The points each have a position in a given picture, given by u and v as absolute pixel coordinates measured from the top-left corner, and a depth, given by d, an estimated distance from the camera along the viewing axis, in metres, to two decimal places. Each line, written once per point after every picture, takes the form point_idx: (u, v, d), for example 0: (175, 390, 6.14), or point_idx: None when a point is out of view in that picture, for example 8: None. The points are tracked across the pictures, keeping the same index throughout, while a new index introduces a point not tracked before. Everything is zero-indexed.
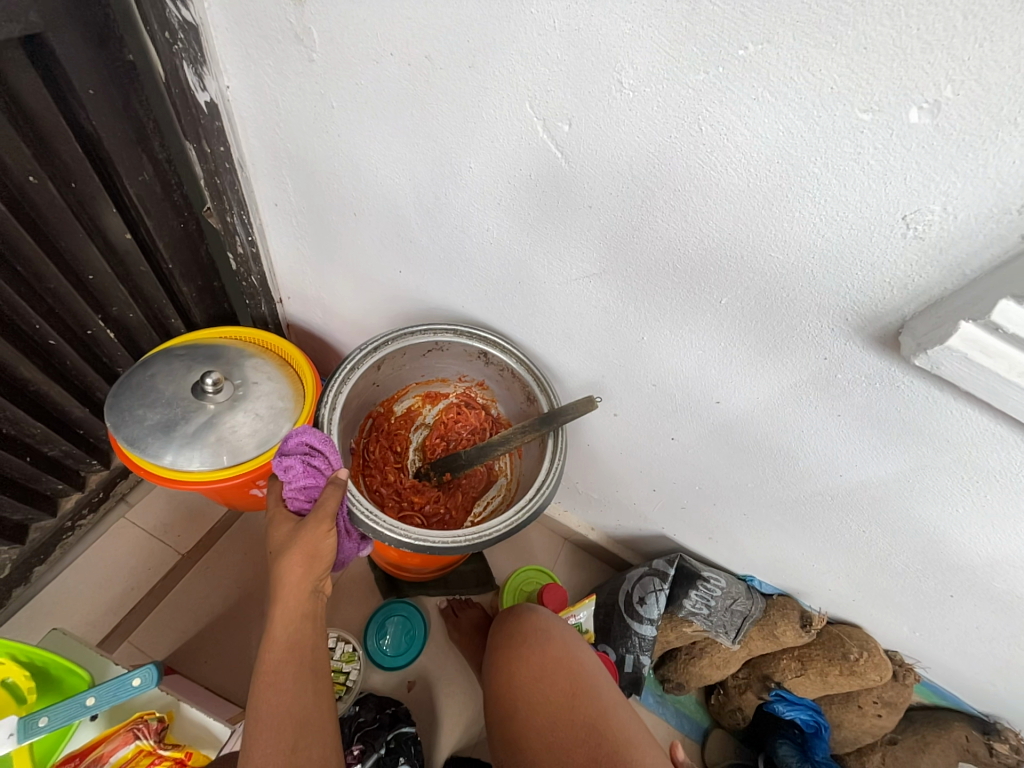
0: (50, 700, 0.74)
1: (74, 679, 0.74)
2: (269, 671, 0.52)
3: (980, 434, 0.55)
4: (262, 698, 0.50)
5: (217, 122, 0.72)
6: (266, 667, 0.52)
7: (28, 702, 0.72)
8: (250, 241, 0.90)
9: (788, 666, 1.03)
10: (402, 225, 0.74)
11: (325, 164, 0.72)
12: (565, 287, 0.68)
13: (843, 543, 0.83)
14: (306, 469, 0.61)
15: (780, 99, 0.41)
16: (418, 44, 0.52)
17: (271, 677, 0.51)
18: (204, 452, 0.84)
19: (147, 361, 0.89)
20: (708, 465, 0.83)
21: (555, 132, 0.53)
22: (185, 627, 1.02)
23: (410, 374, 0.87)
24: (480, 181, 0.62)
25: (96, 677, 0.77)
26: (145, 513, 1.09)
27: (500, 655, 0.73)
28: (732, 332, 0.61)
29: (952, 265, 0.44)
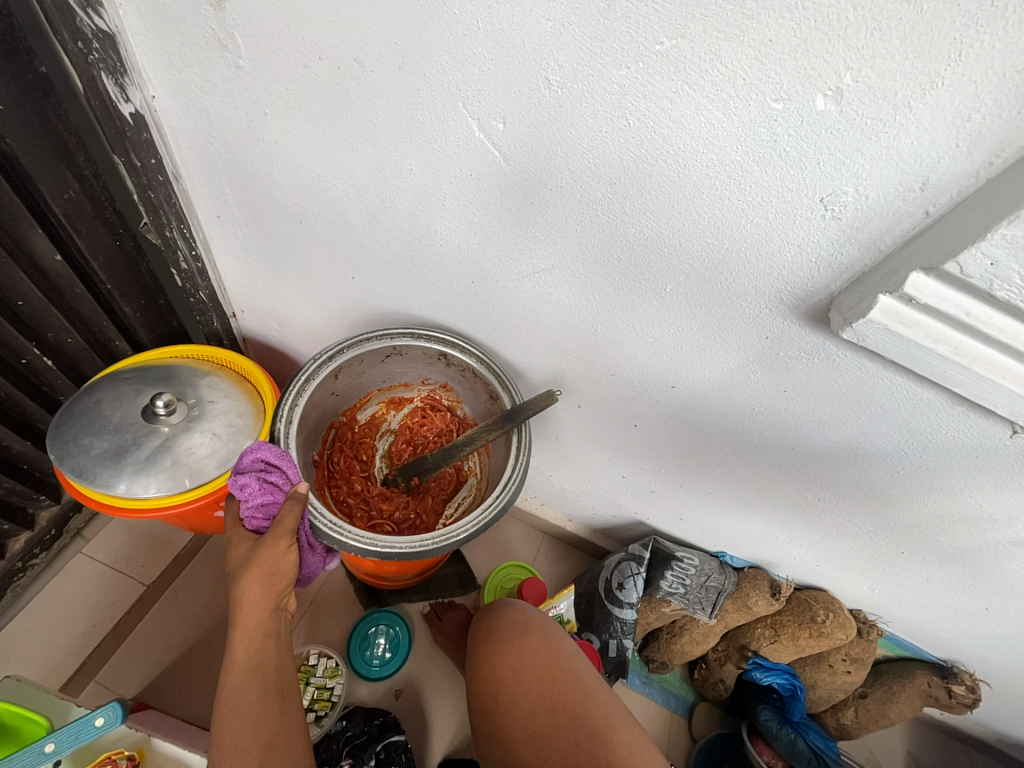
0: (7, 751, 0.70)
1: (31, 727, 0.71)
2: (231, 695, 0.51)
3: (911, 399, 0.58)
4: (226, 723, 0.49)
5: (145, 134, 0.69)
6: (229, 691, 0.51)
7: None
8: (194, 256, 0.86)
9: (762, 635, 1.07)
10: (350, 231, 0.73)
11: (265, 173, 0.70)
12: (518, 284, 0.69)
13: (803, 512, 0.86)
14: (262, 486, 0.60)
15: (700, 93, 0.43)
16: (346, 46, 0.52)
17: (233, 701, 0.50)
18: (159, 476, 0.81)
19: (92, 387, 0.85)
20: (671, 447, 0.86)
21: (491, 131, 0.53)
22: (156, 660, 0.98)
23: (370, 381, 0.86)
24: (423, 183, 0.62)
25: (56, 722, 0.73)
26: (104, 545, 1.05)
27: (479, 649, 0.72)
28: (679, 317, 0.63)
29: (868, 241, 0.47)
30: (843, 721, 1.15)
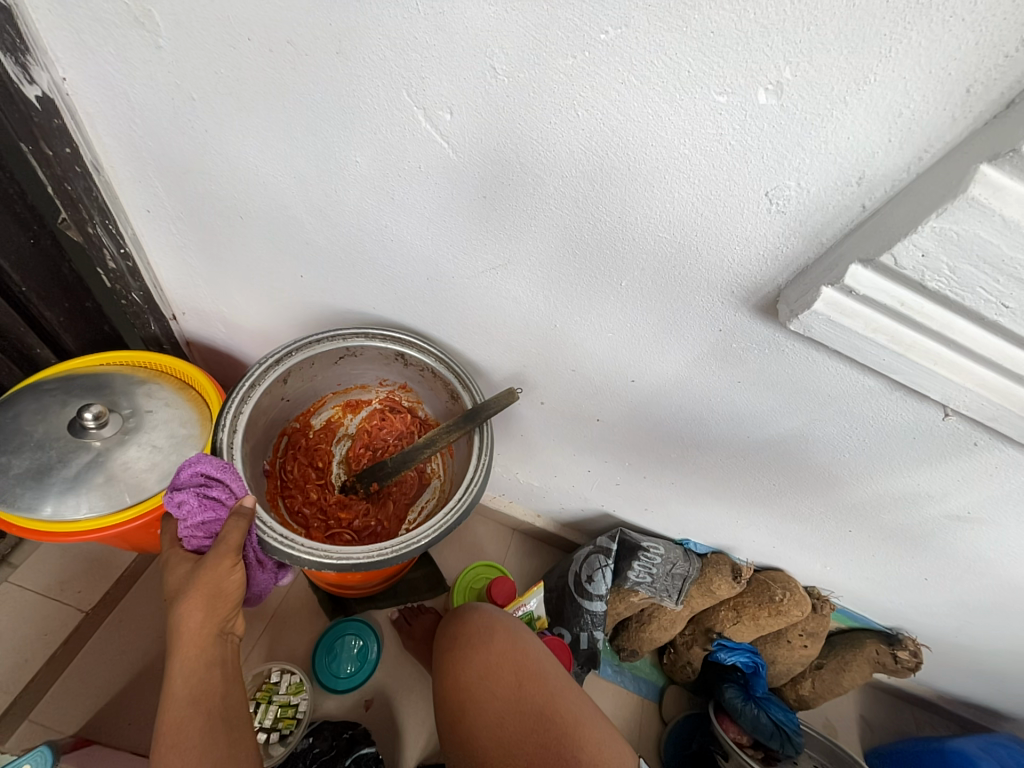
0: None
1: None
2: (170, 732, 0.47)
3: (855, 387, 0.61)
4: (163, 762, 0.45)
5: (57, 120, 0.62)
6: (167, 727, 0.47)
7: None
8: (124, 254, 0.80)
9: (726, 617, 1.11)
10: (294, 226, 0.69)
11: (198, 165, 0.65)
12: (475, 280, 0.67)
13: (761, 497, 0.89)
14: (202, 503, 0.56)
15: (647, 85, 0.42)
16: (277, 27, 0.48)
17: (173, 735, 0.46)
18: (92, 495, 0.74)
19: (8, 401, 0.77)
20: (633, 440, 0.87)
21: (437, 121, 0.51)
22: (100, 691, 0.92)
23: (325, 383, 0.82)
24: (370, 176, 0.59)
25: None
26: (35, 572, 0.96)
27: (446, 657, 0.71)
28: (636, 312, 0.63)
29: (812, 234, 0.48)
30: (801, 692, 1.22)
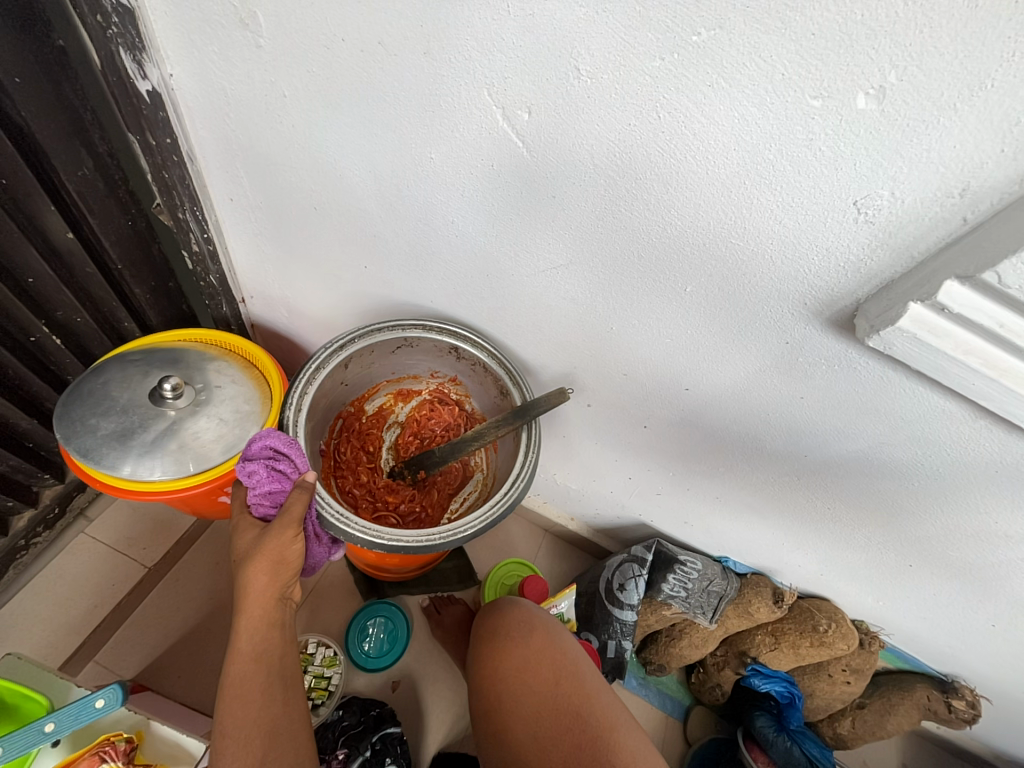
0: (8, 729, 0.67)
1: (32, 706, 0.68)
2: (234, 683, 0.50)
3: (933, 411, 0.57)
4: (228, 712, 0.49)
5: (162, 113, 0.68)
6: (232, 679, 0.51)
7: None
8: (206, 239, 0.85)
9: (762, 641, 1.07)
10: (364, 219, 0.72)
11: (282, 158, 0.69)
12: (534, 279, 0.68)
13: (812, 520, 0.85)
14: (270, 474, 0.59)
15: (736, 88, 0.41)
16: (371, 28, 0.50)
17: (238, 688, 0.50)
18: (165, 460, 0.80)
19: (100, 368, 0.84)
20: (680, 450, 0.85)
21: (515, 120, 0.52)
22: (156, 642, 0.99)
23: (380, 371, 0.85)
24: (443, 172, 0.61)
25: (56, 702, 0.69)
26: (107, 527, 1.04)
27: (483, 648, 0.72)
28: (698, 319, 0.62)
29: (901, 247, 0.45)
30: (839, 730, 1.15)
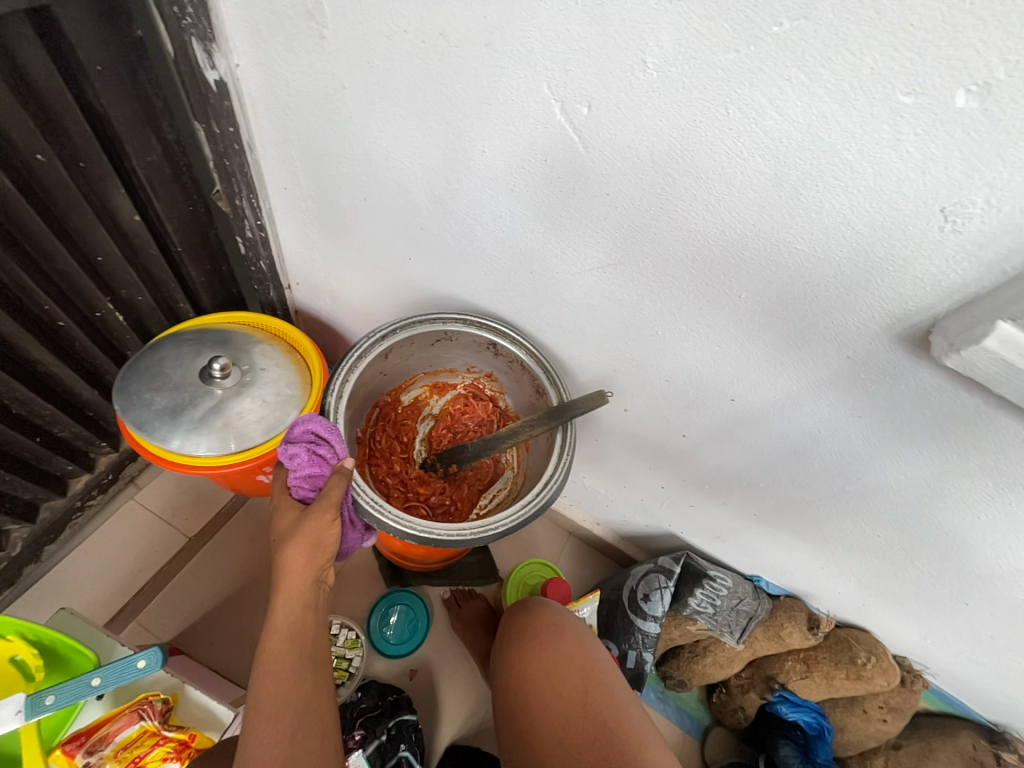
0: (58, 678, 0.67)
1: (83, 659, 0.67)
2: (270, 660, 0.51)
3: (1010, 441, 0.53)
4: (262, 686, 0.50)
5: (227, 102, 0.70)
6: (268, 656, 0.51)
7: (36, 680, 0.65)
8: (259, 225, 0.88)
9: (792, 668, 1.02)
10: (412, 212, 0.72)
11: (337, 149, 0.70)
12: (579, 278, 0.66)
13: (857, 546, 0.80)
14: (311, 458, 0.61)
15: (816, 82, 0.39)
16: (433, 19, 0.50)
17: (272, 665, 0.51)
18: (211, 436, 0.84)
19: (156, 345, 0.88)
20: (719, 462, 0.82)
21: (573, 114, 0.51)
22: (193, 608, 1.04)
23: (417, 363, 0.86)
24: (494, 166, 0.60)
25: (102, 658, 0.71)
26: (154, 495, 1.10)
27: (512, 646, 0.71)
28: (752, 328, 0.59)
29: (992, 261, 0.42)
30: None
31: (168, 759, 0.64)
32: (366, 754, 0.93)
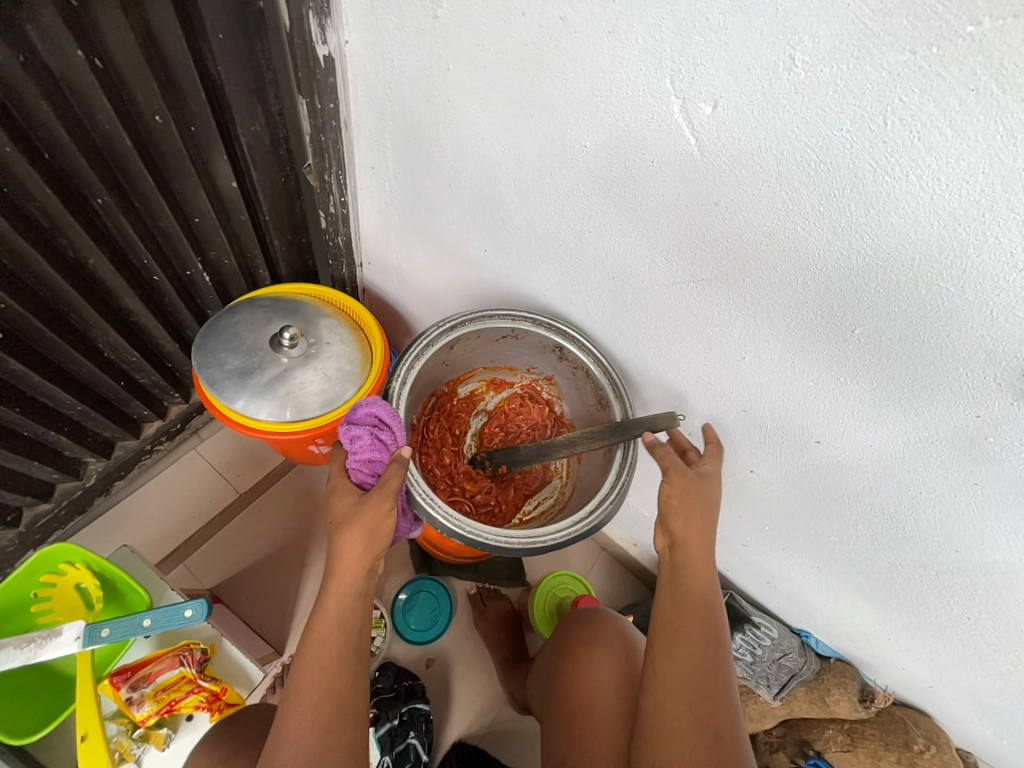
0: (114, 612, 0.71)
1: (137, 599, 0.71)
2: (317, 641, 0.50)
3: None
4: (305, 669, 0.49)
5: (332, 78, 0.70)
6: (315, 637, 0.50)
7: (96, 610, 0.69)
8: (343, 202, 0.89)
9: (833, 738, 0.95)
10: (497, 202, 0.71)
11: (432, 134, 0.70)
12: (665, 289, 0.62)
13: (936, 621, 0.72)
14: (373, 442, 0.59)
15: (1012, 95, 0.33)
16: (556, 4, 0.48)
17: (317, 651, 0.50)
18: (272, 402, 0.86)
19: (234, 307, 0.92)
20: (786, 505, 0.75)
21: (694, 113, 0.47)
22: (234, 561, 1.08)
23: (479, 358, 0.85)
24: (592, 163, 0.57)
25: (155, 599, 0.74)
26: (213, 448, 1.15)
27: (580, 649, 0.81)
28: (858, 370, 0.53)
29: None
30: None
31: (200, 707, 0.68)
32: (377, 734, 0.95)
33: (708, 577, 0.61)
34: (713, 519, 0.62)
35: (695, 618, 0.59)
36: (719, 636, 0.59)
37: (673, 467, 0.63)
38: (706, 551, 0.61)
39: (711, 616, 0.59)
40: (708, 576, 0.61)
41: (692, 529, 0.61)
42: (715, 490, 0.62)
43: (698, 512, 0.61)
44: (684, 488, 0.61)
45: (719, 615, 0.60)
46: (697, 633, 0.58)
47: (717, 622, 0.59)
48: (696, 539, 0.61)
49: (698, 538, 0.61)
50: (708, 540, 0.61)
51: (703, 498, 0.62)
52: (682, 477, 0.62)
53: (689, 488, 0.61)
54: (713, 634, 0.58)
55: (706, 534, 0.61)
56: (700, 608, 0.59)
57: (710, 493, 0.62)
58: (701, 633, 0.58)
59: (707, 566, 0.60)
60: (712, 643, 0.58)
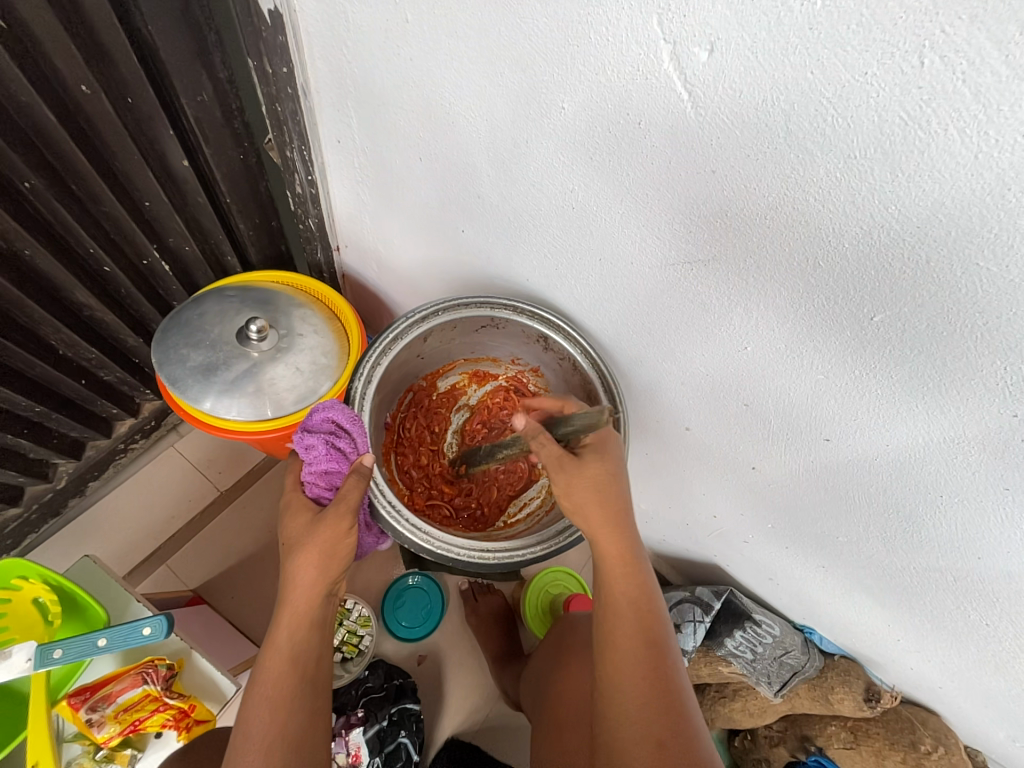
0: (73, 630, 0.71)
1: (97, 617, 0.71)
2: (269, 680, 0.50)
3: None
4: (256, 707, 0.49)
5: (281, 37, 0.62)
6: (267, 674, 0.50)
7: (54, 628, 0.69)
8: (310, 181, 0.81)
9: (835, 735, 0.91)
10: (471, 177, 0.63)
11: (395, 101, 0.62)
12: (657, 272, 0.55)
13: (950, 626, 0.67)
14: (328, 452, 0.58)
15: None
16: None
17: (268, 688, 0.50)
18: (242, 401, 0.81)
19: (199, 298, 0.85)
20: (790, 504, 0.69)
21: (688, 62, 0.39)
22: (218, 561, 1.05)
23: (459, 349, 0.79)
24: (572, 128, 0.50)
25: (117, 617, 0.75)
26: (193, 445, 1.11)
27: (574, 658, 0.78)
28: (876, 361, 0.47)
29: None
30: None
31: (167, 724, 0.70)
32: (366, 737, 0.92)
33: (633, 575, 0.57)
34: (628, 513, 0.58)
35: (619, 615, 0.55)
36: (656, 634, 0.54)
37: (549, 459, 0.59)
38: (629, 549, 0.57)
39: (644, 613, 0.55)
40: (636, 574, 0.57)
41: (602, 528, 0.57)
42: (599, 475, 0.58)
43: (608, 508, 0.58)
44: (580, 486, 0.58)
45: (655, 611, 0.56)
46: (630, 634, 0.54)
47: (653, 620, 0.55)
48: (609, 537, 0.57)
49: (614, 539, 0.57)
50: (628, 536, 0.58)
51: (607, 493, 0.58)
52: (563, 469, 0.58)
53: (575, 482, 0.58)
54: (649, 633, 0.54)
55: (623, 530, 0.57)
56: (627, 609, 0.55)
57: (612, 487, 0.58)
58: (634, 634, 0.54)
59: (624, 560, 0.57)
60: (650, 645, 0.54)
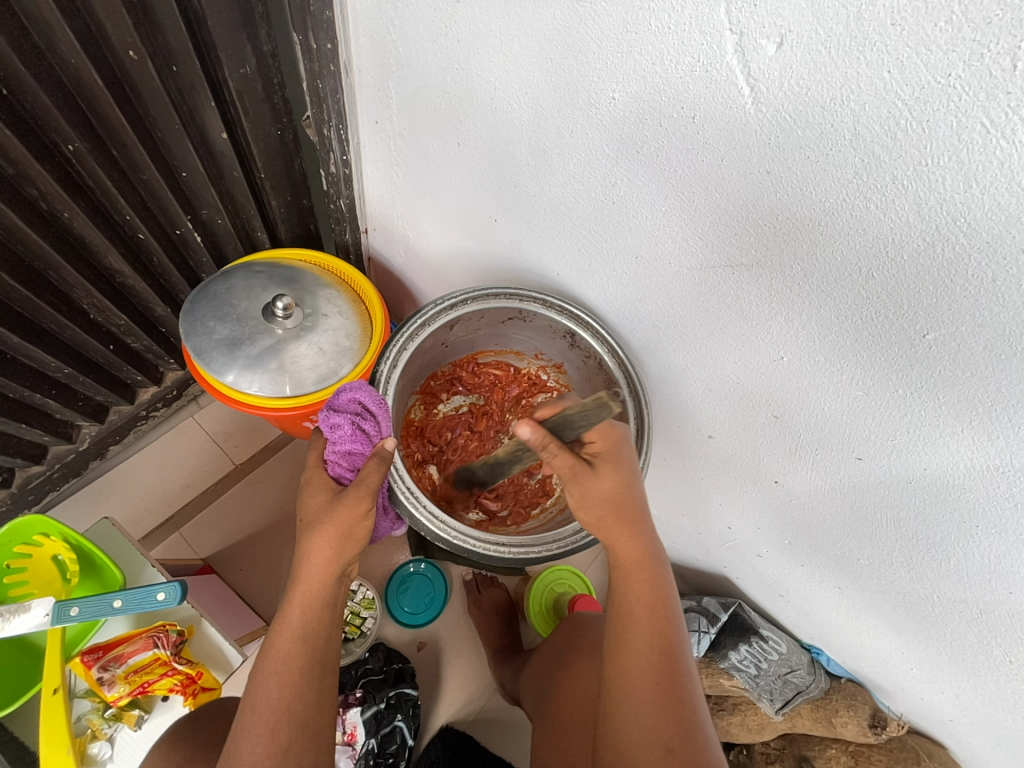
0: (90, 589, 0.73)
1: (112, 580, 0.73)
2: (278, 658, 0.50)
3: None
4: (262, 685, 0.49)
5: (328, 12, 0.60)
6: (276, 652, 0.51)
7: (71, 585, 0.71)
8: (345, 161, 0.80)
9: (835, 758, 0.89)
10: (509, 165, 0.62)
11: (439, 83, 0.60)
12: (694, 274, 0.54)
13: (970, 660, 0.65)
14: (353, 433, 0.59)
15: None
16: None
17: (276, 666, 0.50)
18: (264, 377, 0.81)
19: (227, 272, 0.85)
20: (811, 521, 0.68)
21: (754, 54, 0.37)
22: (228, 532, 1.07)
23: (484, 340, 0.79)
24: (620, 121, 0.48)
25: (132, 580, 0.76)
26: (212, 416, 1.12)
27: (580, 661, 0.76)
28: (921, 381, 0.45)
29: None
30: None
31: (174, 689, 0.72)
32: (363, 717, 0.93)
33: (649, 576, 0.55)
34: (642, 515, 0.57)
35: (633, 619, 0.54)
36: (671, 641, 0.53)
37: (563, 470, 0.56)
38: (650, 552, 0.56)
39: (659, 620, 0.54)
40: (657, 581, 0.55)
41: (619, 528, 0.56)
42: (609, 487, 0.56)
43: (622, 512, 0.56)
44: (594, 493, 0.56)
45: (670, 617, 0.54)
46: (645, 641, 0.53)
47: (671, 629, 0.54)
48: (627, 541, 0.56)
49: (629, 540, 0.56)
50: (648, 539, 0.56)
51: (621, 499, 0.56)
52: (575, 478, 0.56)
53: (589, 490, 0.56)
54: (664, 642, 0.53)
55: (642, 533, 0.56)
56: (642, 613, 0.54)
57: (624, 491, 0.57)
58: (649, 642, 0.53)
59: (642, 562, 0.55)
60: (665, 654, 0.52)
